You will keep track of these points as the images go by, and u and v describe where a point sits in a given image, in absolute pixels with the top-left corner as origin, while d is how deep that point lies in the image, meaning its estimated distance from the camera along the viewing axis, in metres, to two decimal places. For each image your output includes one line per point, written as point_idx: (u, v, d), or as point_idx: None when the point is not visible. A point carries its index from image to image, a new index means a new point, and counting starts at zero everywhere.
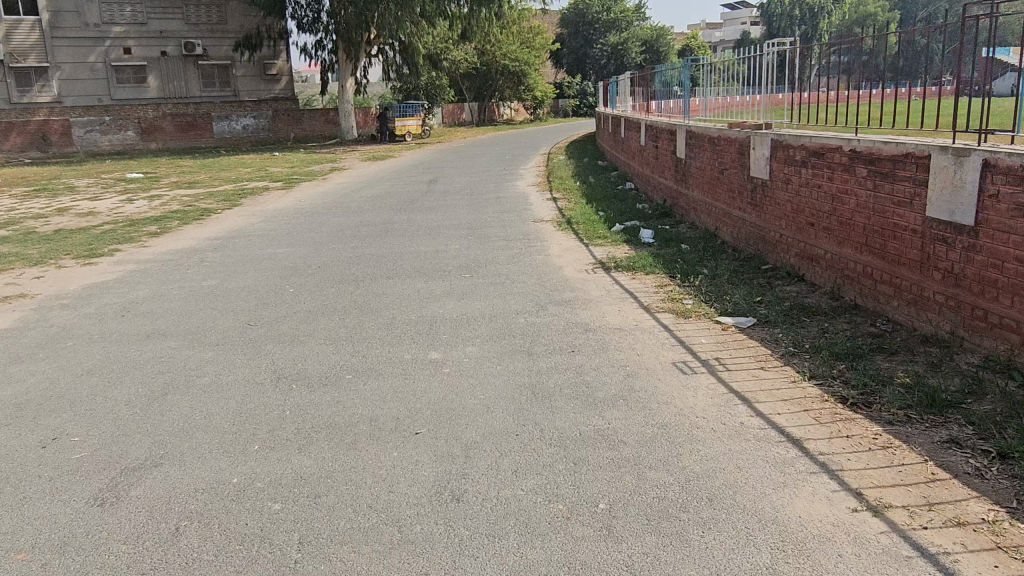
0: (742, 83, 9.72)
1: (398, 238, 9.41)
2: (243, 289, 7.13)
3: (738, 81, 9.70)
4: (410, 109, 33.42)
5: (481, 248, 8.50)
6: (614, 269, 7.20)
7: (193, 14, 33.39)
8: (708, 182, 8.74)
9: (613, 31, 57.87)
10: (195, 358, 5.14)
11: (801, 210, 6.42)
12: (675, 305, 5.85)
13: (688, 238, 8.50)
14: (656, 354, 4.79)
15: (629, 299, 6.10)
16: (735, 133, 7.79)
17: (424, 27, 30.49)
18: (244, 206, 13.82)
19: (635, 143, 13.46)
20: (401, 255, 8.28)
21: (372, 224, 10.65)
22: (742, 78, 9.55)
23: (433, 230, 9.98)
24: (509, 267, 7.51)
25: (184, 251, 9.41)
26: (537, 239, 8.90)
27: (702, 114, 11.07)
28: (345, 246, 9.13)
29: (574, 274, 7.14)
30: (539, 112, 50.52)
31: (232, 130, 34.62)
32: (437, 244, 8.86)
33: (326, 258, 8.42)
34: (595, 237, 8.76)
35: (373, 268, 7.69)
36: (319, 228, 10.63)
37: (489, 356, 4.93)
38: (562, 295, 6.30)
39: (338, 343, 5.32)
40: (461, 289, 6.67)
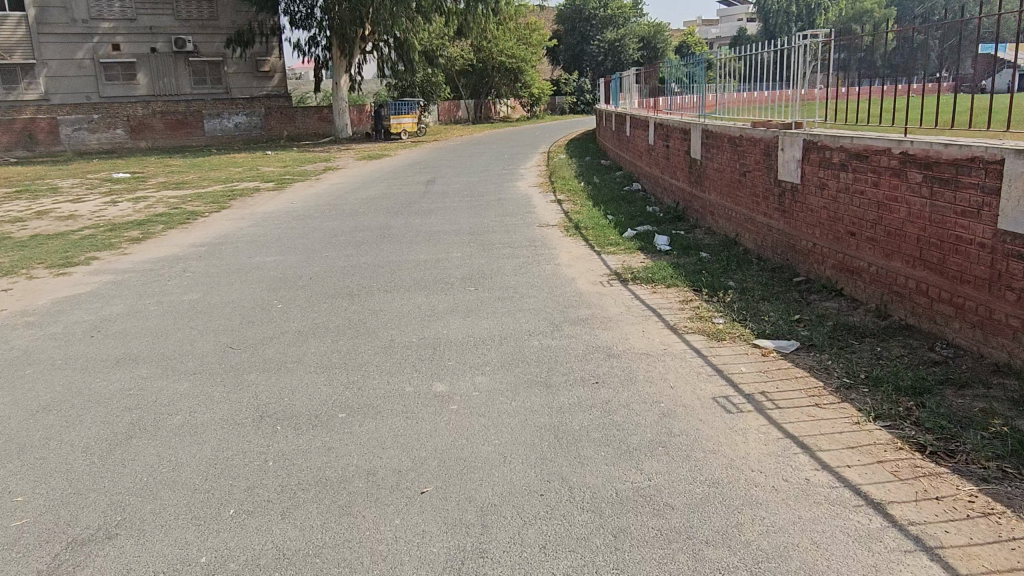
0: (757, 81, 9.14)
1: (396, 246, 8.82)
2: (228, 304, 6.53)
3: (753, 79, 9.13)
4: (405, 106, 32.79)
5: (485, 257, 7.91)
6: (632, 282, 6.61)
7: (184, 10, 32.66)
8: (727, 185, 8.16)
9: (611, 28, 57.28)
10: (168, 391, 4.54)
11: (839, 217, 5.84)
12: (705, 325, 5.26)
13: (707, 246, 7.91)
14: (692, 387, 4.20)
15: (653, 318, 5.51)
16: (761, 132, 7.21)
17: (420, 23, 29.89)
18: (233, 209, 13.19)
19: (642, 142, 12.87)
20: (399, 265, 7.67)
21: (368, 229, 10.06)
22: (757, 75, 8.97)
23: (432, 235, 9.39)
24: (517, 278, 6.91)
25: (166, 260, 8.79)
26: (544, 247, 8.31)
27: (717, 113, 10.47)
28: (339, 254, 8.53)
29: (588, 287, 6.55)
30: (536, 109, 49.93)
31: (223, 129, 33.62)
32: (438, 252, 8.26)
33: (319, 268, 7.83)
34: (607, 244, 8.17)
35: (370, 280, 7.09)
36: (311, 233, 10.02)
37: (502, 388, 4.33)
38: (578, 313, 5.71)
39: (330, 371, 4.72)
40: (466, 305, 6.07)
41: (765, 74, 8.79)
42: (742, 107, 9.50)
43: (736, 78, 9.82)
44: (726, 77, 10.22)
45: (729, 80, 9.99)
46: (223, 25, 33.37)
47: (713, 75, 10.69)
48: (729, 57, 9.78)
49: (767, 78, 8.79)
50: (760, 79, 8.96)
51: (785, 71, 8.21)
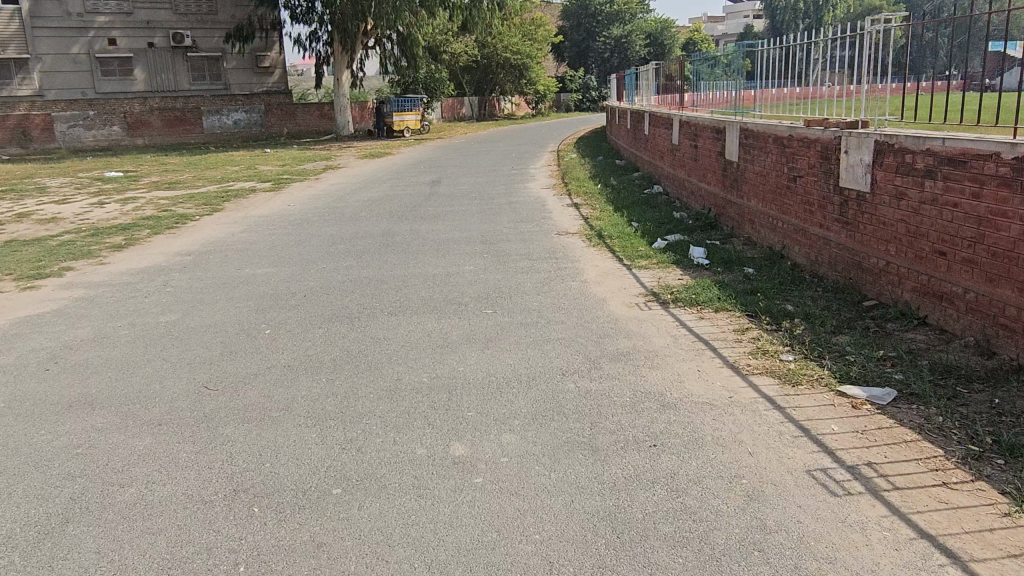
0: (777, 76, 8.34)
1: (401, 257, 7.96)
2: (210, 328, 5.68)
3: (774, 74, 8.34)
4: (408, 102, 31.89)
5: (503, 272, 7.06)
6: (673, 304, 5.75)
7: (182, 4, 31.75)
8: (772, 191, 7.30)
9: (617, 23, 56.19)
10: (125, 450, 3.69)
11: (924, 233, 4.97)
12: (773, 365, 4.40)
13: (750, 259, 7.04)
14: (776, 455, 3.34)
15: (707, 353, 4.65)
16: (817, 132, 6.33)
17: (424, 17, 28.99)
18: (226, 212, 12.34)
19: (664, 141, 12.00)
20: (404, 281, 6.83)
21: (372, 237, 9.20)
22: (778, 69, 8.17)
23: (441, 244, 8.53)
24: (541, 298, 6.06)
25: (147, 271, 7.93)
26: (566, 259, 7.45)
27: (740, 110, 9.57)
28: (340, 266, 7.68)
29: (623, 310, 5.69)
30: (541, 107, 49.09)
31: (222, 125, 33.51)
32: (449, 265, 7.40)
33: (316, 283, 6.98)
34: (637, 257, 7.32)
35: (374, 300, 6.23)
36: (307, 241, 9.17)
37: (537, 451, 3.48)
38: (617, 346, 4.84)
39: (322, 425, 3.86)
40: (485, 333, 5.21)
41: (789, 68, 7.99)
42: (761, 103, 8.69)
43: (753, 74, 9.02)
44: (742, 73, 9.41)
45: (747, 75, 9.18)
46: (222, 20, 32.49)
47: (728, 71, 9.86)
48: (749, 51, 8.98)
49: (788, 74, 7.99)
50: (782, 73, 8.16)
51: (813, 66, 7.40)
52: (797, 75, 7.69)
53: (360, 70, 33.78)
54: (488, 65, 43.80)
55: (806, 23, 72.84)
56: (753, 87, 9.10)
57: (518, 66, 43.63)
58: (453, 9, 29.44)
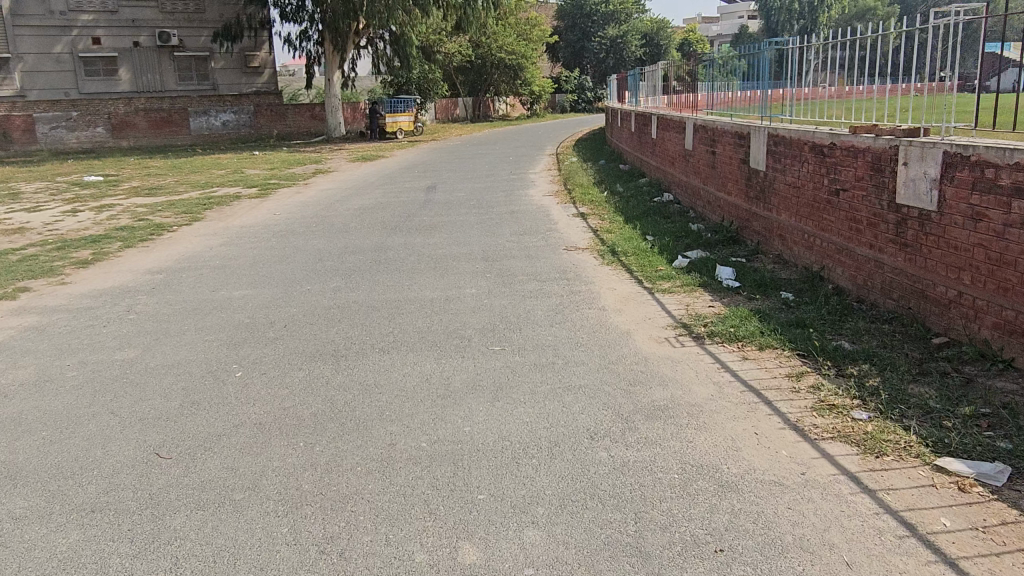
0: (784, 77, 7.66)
1: (394, 276, 7.17)
2: (173, 369, 4.89)
3: (780, 75, 7.64)
4: (401, 104, 31.04)
5: (509, 296, 6.28)
6: (708, 339, 4.99)
7: (168, 2, 30.87)
8: (809, 205, 6.54)
9: (612, 23, 55.52)
10: (44, 552, 2.89)
11: (1008, 261, 4.22)
12: (846, 426, 3.64)
13: (786, 283, 6.29)
14: (883, 569, 2.57)
15: (761, 408, 3.89)
16: (867, 139, 5.57)
17: (417, 16, 28.09)
18: (206, 221, 11.53)
19: (675, 146, 11.25)
20: (397, 309, 6.03)
21: (364, 252, 8.42)
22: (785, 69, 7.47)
23: (437, 261, 7.74)
24: (555, 331, 5.29)
25: (110, 293, 7.11)
26: (579, 280, 6.68)
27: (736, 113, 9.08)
28: (328, 288, 6.90)
29: (651, 346, 4.94)
30: (536, 107, 48.23)
31: (210, 126, 32.43)
32: (449, 288, 6.63)
33: (299, 310, 6.19)
34: (657, 279, 6.55)
35: (364, 333, 5.44)
36: (291, 257, 8.35)
37: (573, 560, 2.70)
38: (651, 398, 4.07)
39: (297, 516, 3.07)
40: (492, 380, 4.43)
41: (798, 69, 7.31)
42: (765, 106, 8.02)
43: (757, 75, 8.32)
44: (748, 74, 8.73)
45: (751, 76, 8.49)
46: (210, 19, 31.64)
47: (734, 71, 9.15)
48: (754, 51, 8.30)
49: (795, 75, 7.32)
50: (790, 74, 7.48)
51: (807, 69, 7.03)
52: (806, 75, 7.00)
53: (351, 71, 32.91)
54: (483, 65, 42.96)
55: (802, 24, 72.33)
56: (757, 88, 8.41)
57: (513, 66, 42.85)
58: (447, 7, 28.66)
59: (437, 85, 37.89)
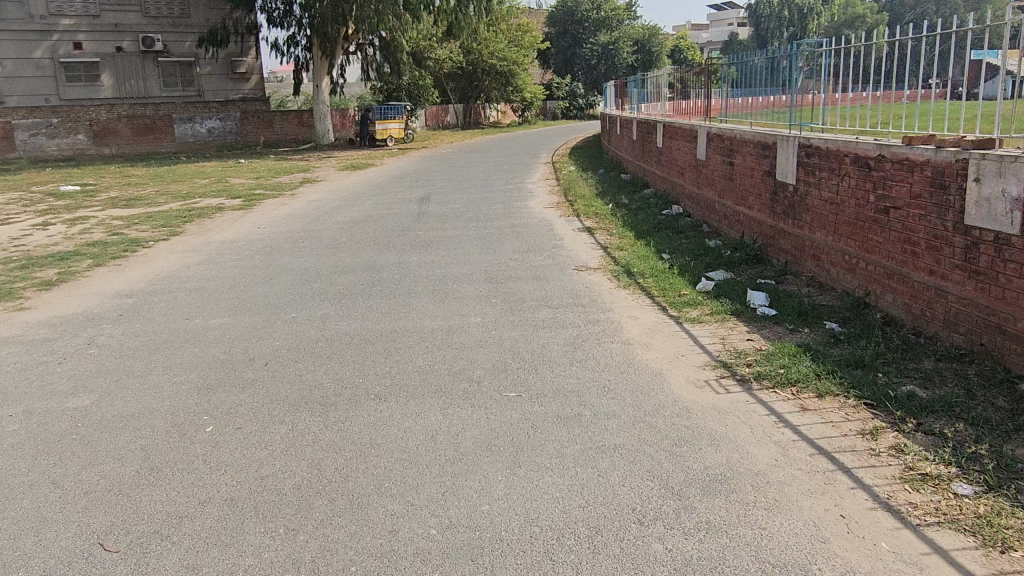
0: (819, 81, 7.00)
1: (389, 302, 6.47)
2: (132, 422, 4.16)
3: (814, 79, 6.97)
4: (392, 110, 30.37)
5: (518, 327, 5.59)
6: (754, 381, 4.34)
7: (152, 6, 30.07)
8: (851, 224, 5.91)
9: (604, 30, 55.08)
10: None
11: None
12: (952, 507, 2.97)
13: (827, 311, 5.66)
14: None
15: (839, 479, 3.23)
16: (927, 151, 4.93)
17: (408, 21, 27.41)
18: (185, 236, 10.78)
19: (684, 156, 10.64)
20: (393, 343, 5.33)
21: (355, 272, 7.72)
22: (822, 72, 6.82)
23: (435, 284, 7.06)
24: (578, 372, 4.60)
25: (69, 322, 6.34)
26: (595, 306, 6.03)
27: (746, 116, 8.90)
28: (314, 316, 6.18)
29: (689, 391, 4.28)
30: (527, 114, 47.69)
31: (195, 133, 31.47)
32: (451, 316, 5.93)
33: (282, 343, 5.48)
34: (683, 305, 5.91)
35: (356, 374, 4.74)
36: (275, 278, 7.63)
37: None
38: (704, 465, 3.39)
39: None
40: (509, 439, 3.73)
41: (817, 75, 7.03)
42: (795, 113, 7.34)
43: (785, 81, 7.66)
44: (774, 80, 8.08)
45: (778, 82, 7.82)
46: (195, 23, 30.91)
47: (756, 77, 8.49)
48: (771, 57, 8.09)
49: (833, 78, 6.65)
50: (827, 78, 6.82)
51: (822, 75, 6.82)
52: (850, 78, 6.32)
53: (341, 77, 32.24)
54: (474, 72, 42.37)
55: (793, 31, 72.22)
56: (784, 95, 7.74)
57: (504, 73, 42.27)
58: (439, 11, 27.73)
59: (428, 92, 37.23)
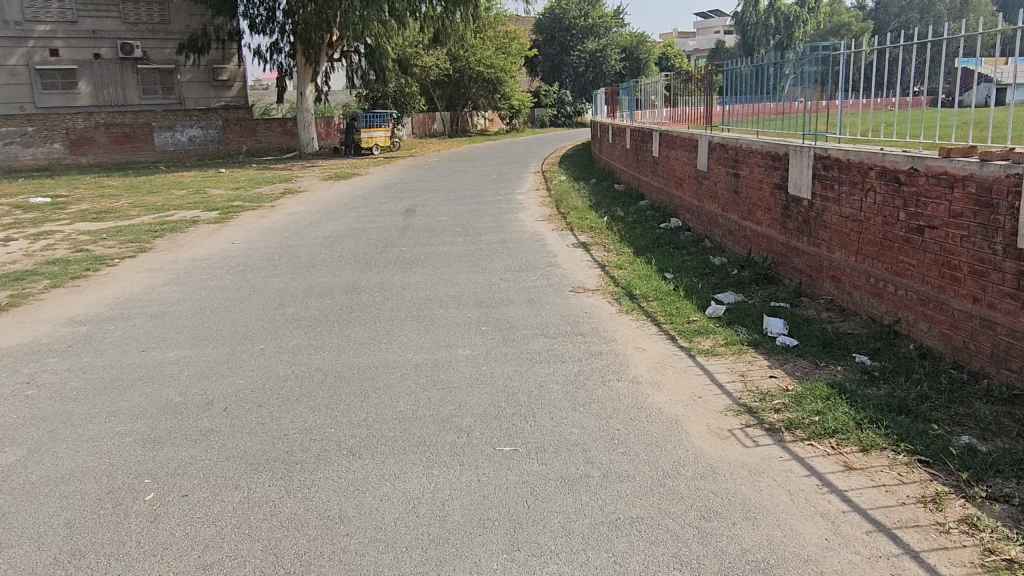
0: (838, 85, 6.45)
1: (367, 330, 5.88)
2: (60, 488, 3.53)
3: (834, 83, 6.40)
4: (378, 118, 29.82)
5: (512, 362, 4.99)
6: (785, 430, 3.79)
7: (131, 12, 29.34)
8: (877, 244, 5.37)
9: (591, 37, 54.68)
10: None
11: None
12: None
13: (853, 341, 5.11)
14: None
15: (907, 567, 2.65)
16: (969, 165, 4.39)
17: (393, 28, 26.83)
18: (155, 252, 10.13)
19: (682, 166, 10.14)
20: (370, 382, 4.72)
21: (334, 295, 7.11)
22: (843, 77, 6.24)
23: (420, 308, 6.46)
24: (582, 420, 4.01)
25: (11, 355, 5.68)
26: (595, 335, 5.47)
27: (743, 124, 8.61)
28: (285, 348, 5.56)
29: (711, 442, 3.71)
30: (515, 121, 47.16)
31: (176, 142, 30.60)
32: (437, 348, 5.33)
33: (247, 382, 4.86)
34: (693, 334, 5.36)
35: (327, 422, 4.12)
36: (246, 302, 6.99)
37: None
38: (743, 547, 2.81)
39: None
40: (505, 511, 3.13)
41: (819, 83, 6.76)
42: (809, 120, 6.77)
43: (798, 85, 7.09)
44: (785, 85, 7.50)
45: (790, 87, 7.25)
46: (176, 30, 30.22)
47: (764, 82, 7.93)
48: (772, 64, 7.80)
49: (854, 83, 6.15)
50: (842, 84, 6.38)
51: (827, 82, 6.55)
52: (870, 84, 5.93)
53: (325, 84, 31.62)
54: (461, 79, 41.85)
55: (779, 39, 72.21)
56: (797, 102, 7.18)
57: (491, 80, 41.73)
58: (425, 17, 27.04)
59: (414, 99, 36.61)
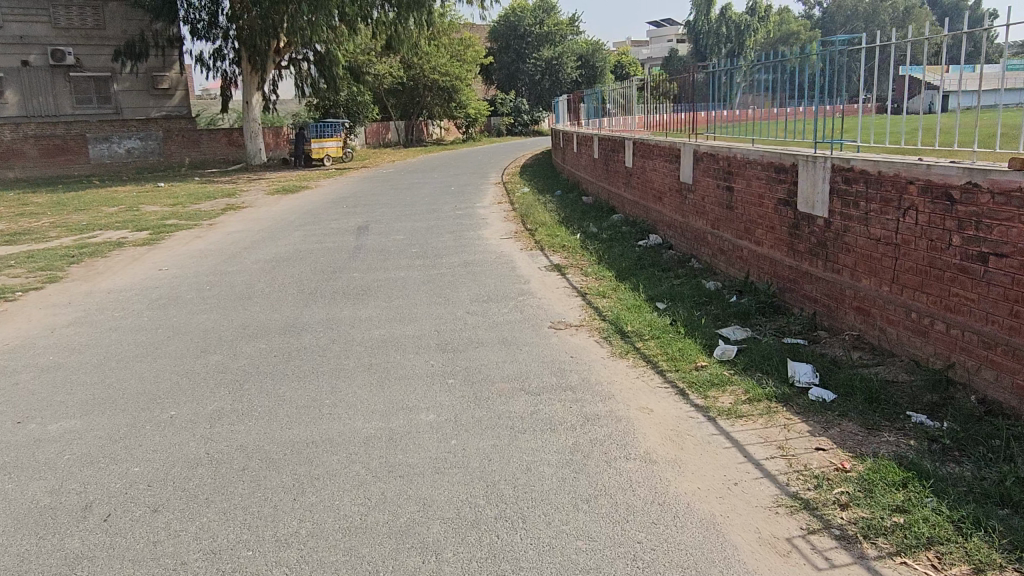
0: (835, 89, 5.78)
1: (305, 388, 4.76)
2: None
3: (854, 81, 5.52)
4: (327, 128, 28.79)
5: (488, 433, 3.96)
6: (862, 538, 2.83)
7: (63, 17, 27.48)
8: (920, 272, 4.51)
9: (546, 45, 54.03)
10: None
11: None
12: None
13: (900, 393, 4.21)
14: None
15: None
16: None
17: (343, 34, 25.58)
18: (66, 282, 8.79)
19: (661, 178, 9.29)
20: (303, 472, 3.61)
21: (271, 336, 5.99)
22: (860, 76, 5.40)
23: (370, 356, 5.35)
24: (589, 528, 2.99)
25: None
26: (587, 390, 4.48)
27: (725, 130, 7.91)
28: (201, 416, 4.42)
29: (771, 562, 2.73)
30: (472, 130, 46.12)
31: (112, 153, 29.17)
32: (393, 413, 4.27)
33: (144, 470, 3.72)
34: (705, 386, 4.42)
35: (242, 541, 3.02)
36: (160, 350, 5.79)
37: None
38: None
39: None
40: None
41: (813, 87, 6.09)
42: (820, 124, 5.90)
43: (805, 85, 6.20)
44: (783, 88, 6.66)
45: (793, 87, 6.37)
46: (112, 36, 28.45)
47: (758, 84, 7.05)
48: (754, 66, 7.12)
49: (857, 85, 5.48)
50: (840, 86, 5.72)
51: (824, 85, 5.88)
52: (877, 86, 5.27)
53: (273, 93, 30.20)
54: (414, 88, 40.66)
55: (731, 47, 72.69)
56: (802, 104, 6.30)
57: (447, 88, 40.66)
58: (377, 23, 25.61)
59: (367, 108, 35.33)
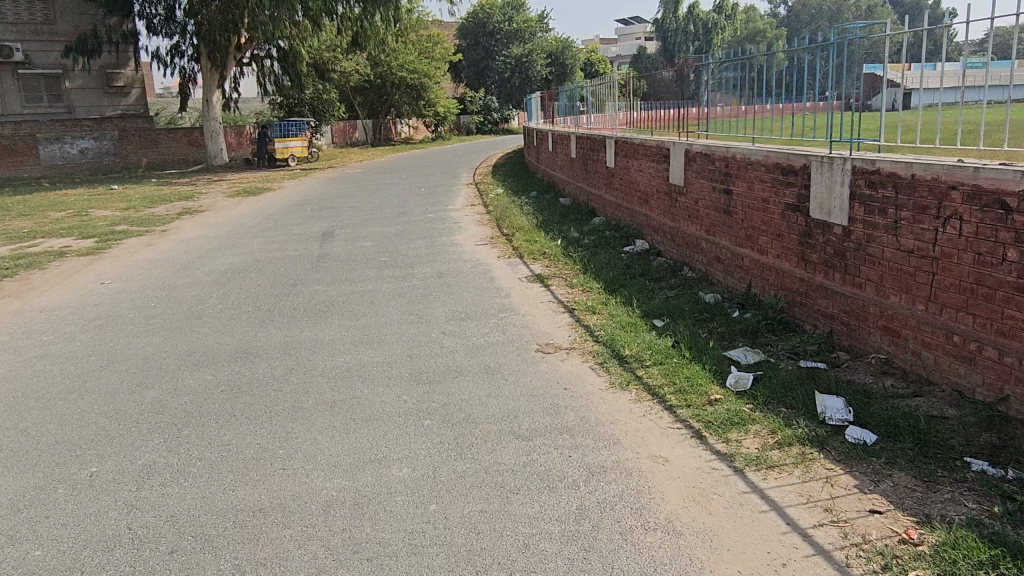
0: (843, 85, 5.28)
1: (254, 434, 4.04)
2: None
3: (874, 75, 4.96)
4: (292, 126, 27.86)
5: (475, 494, 3.29)
6: None
7: (9, 12, 25.97)
8: (963, 288, 3.96)
9: (515, 42, 53.41)
10: None
11: None
12: None
13: (952, 432, 3.63)
14: None
15: None
16: None
17: (306, 29, 24.59)
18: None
19: (647, 180, 8.72)
20: (246, 556, 2.89)
21: (218, 366, 5.24)
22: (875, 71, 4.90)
23: (332, 390, 4.64)
24: None
25: None
26: (587, 432, 3.84)
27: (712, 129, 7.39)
28: (126, 474, 3.67)
29: None
30: (440, 129, 45.30)
31: (64, 155, 27.73)
32: (359, 468, 3.58)
33: (47, 556, 2.98)
34: (724, 426, 3.82)
35: None
36: (86, 386, 4.98)
37: None
38: None
39: None
40: None
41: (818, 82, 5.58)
42: (838, 122, 5.27)
43: (820, 76, 5.55)
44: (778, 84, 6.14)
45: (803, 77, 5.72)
46: (62, 31, 27.00)
47: (760, 76, 6.37)
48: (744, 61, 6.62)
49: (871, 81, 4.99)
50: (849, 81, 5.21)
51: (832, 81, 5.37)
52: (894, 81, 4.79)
53: (234, 90, 29.09)
54: (382, 85, 39.73)
55: (698, 45, 72.76)
56: (811, 99, 5.68)
57: (415, 85, 39.84)
58: (343, 19, 24.47)
59: (332, 106, 34.33)
